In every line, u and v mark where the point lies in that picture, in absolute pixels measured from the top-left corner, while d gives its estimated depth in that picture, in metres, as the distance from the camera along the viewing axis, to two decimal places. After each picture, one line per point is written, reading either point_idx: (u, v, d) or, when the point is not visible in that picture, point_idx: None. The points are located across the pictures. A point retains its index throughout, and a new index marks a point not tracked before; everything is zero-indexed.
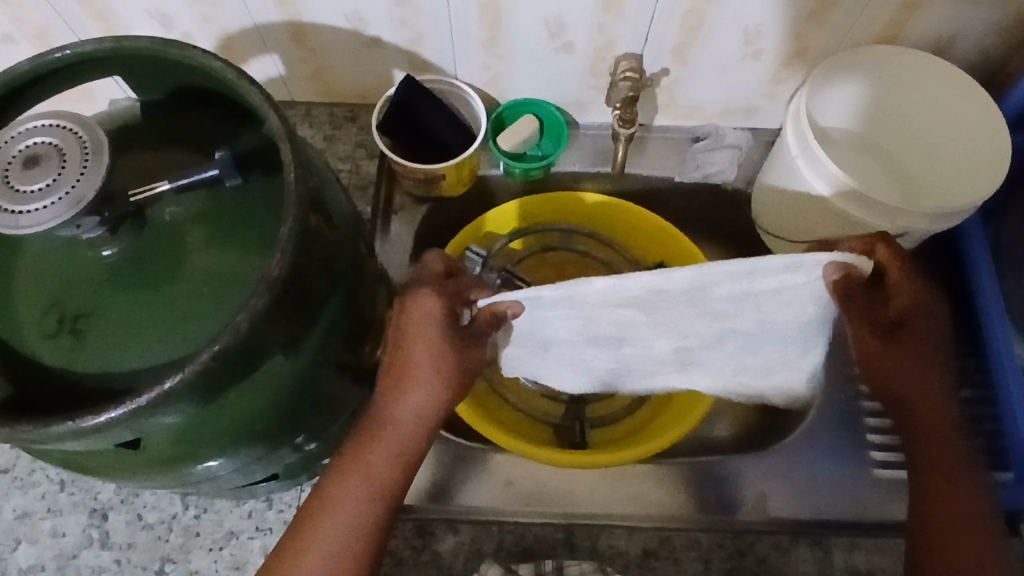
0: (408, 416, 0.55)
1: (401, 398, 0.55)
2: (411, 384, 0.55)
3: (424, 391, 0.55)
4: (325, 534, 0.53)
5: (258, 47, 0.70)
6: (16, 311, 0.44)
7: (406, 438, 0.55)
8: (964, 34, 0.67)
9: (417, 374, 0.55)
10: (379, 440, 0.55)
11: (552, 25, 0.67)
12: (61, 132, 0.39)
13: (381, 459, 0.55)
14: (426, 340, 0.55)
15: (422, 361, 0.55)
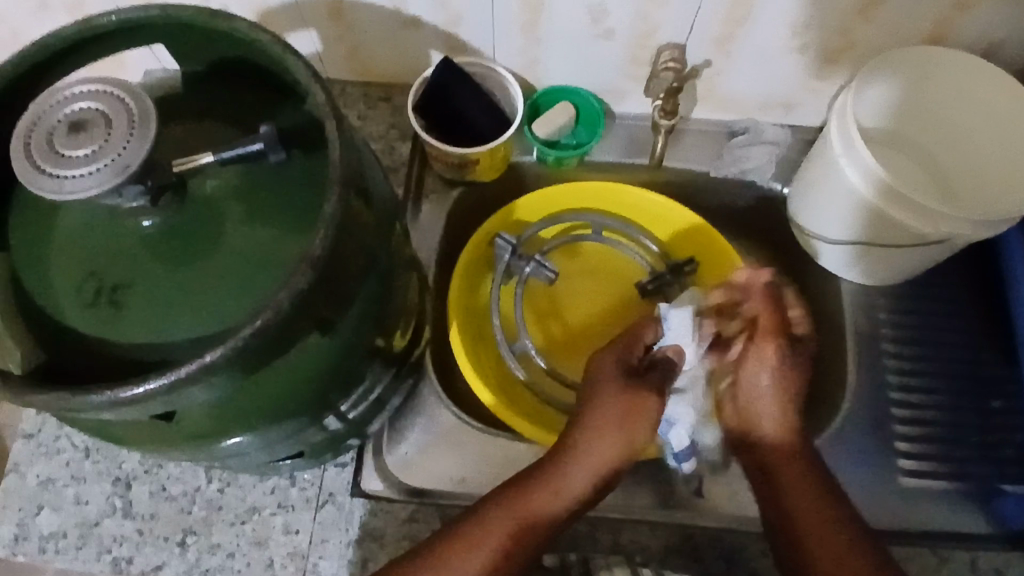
0: (558, 503, 0.57)
1: (565, 482, 0.57)
2: (575, 470, 0.58)
3: (586, 483, 0.58)
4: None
5: (296, 22, 0.69)
6: (53, 277, 0.44)
7: (548, 519, 0.56)
8: (1017, 36, 0.65)
9: (581, 467, 0.58)
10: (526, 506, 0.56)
11: (595, 11, 0.65)
12: (107, 99, 0.38)
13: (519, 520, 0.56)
14: (599, 435, 0.58)
15: (596, 450, 0.58)
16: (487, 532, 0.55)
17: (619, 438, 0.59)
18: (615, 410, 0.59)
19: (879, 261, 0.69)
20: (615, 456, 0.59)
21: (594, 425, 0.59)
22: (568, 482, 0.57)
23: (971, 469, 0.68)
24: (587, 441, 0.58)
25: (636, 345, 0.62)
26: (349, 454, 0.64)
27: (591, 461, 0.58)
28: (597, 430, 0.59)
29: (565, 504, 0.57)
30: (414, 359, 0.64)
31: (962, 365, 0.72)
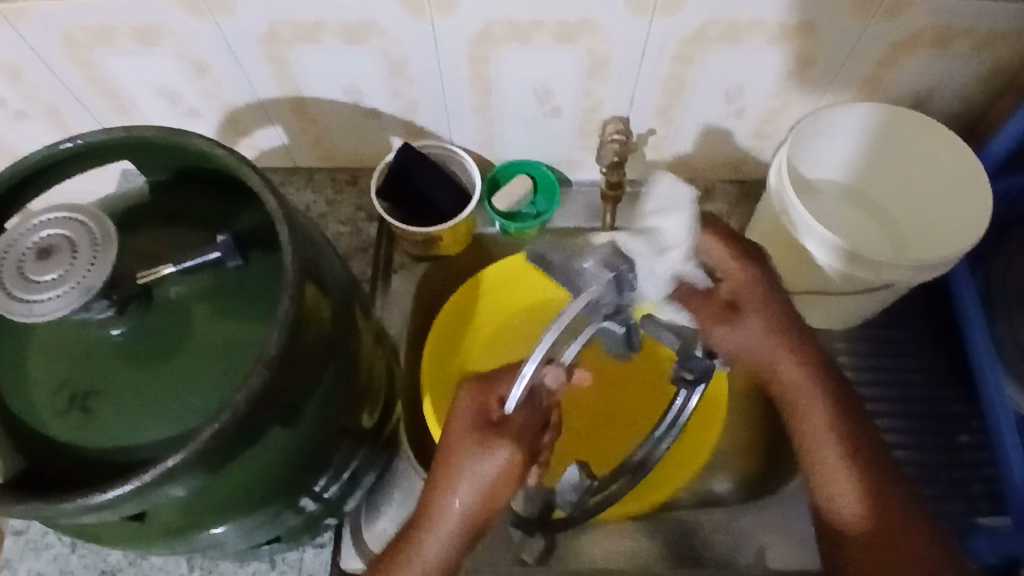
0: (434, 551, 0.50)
1: (450, 496, 0.49)
2: (454, 501, 0.49)
3: (479, 497, 0.49)
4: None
5: (262, 119, 0.74)
6: (28, 389, 0.46)
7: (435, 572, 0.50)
8: (939, 89, 0.69)
9: (459, 508, 0.50)
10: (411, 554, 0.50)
11: (540, 92, 0.70)
12: (72, 225, 0.42)
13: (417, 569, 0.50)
14: (471, 487, 0.49)
15: (464, 487, 0.49)
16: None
17: (489, 482, 0.49)
18: (480, 458, 0.48)
19: (833, 308, 0.72)
20: (492, 494, 0.49)
21: (452, 455, 0.49)
22: (441, 528, 0.50)
23: (944, 506, 0.69)
24: (458, 472, 0.49)
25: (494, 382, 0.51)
26: (328, 534, 0.67)
27: (469, 495, 0.49)
28: (449, 463, 0.49)
29: (441, 548, 0.50)
30: (387, 435, 0.65)
31: (927, 403, 0.73)
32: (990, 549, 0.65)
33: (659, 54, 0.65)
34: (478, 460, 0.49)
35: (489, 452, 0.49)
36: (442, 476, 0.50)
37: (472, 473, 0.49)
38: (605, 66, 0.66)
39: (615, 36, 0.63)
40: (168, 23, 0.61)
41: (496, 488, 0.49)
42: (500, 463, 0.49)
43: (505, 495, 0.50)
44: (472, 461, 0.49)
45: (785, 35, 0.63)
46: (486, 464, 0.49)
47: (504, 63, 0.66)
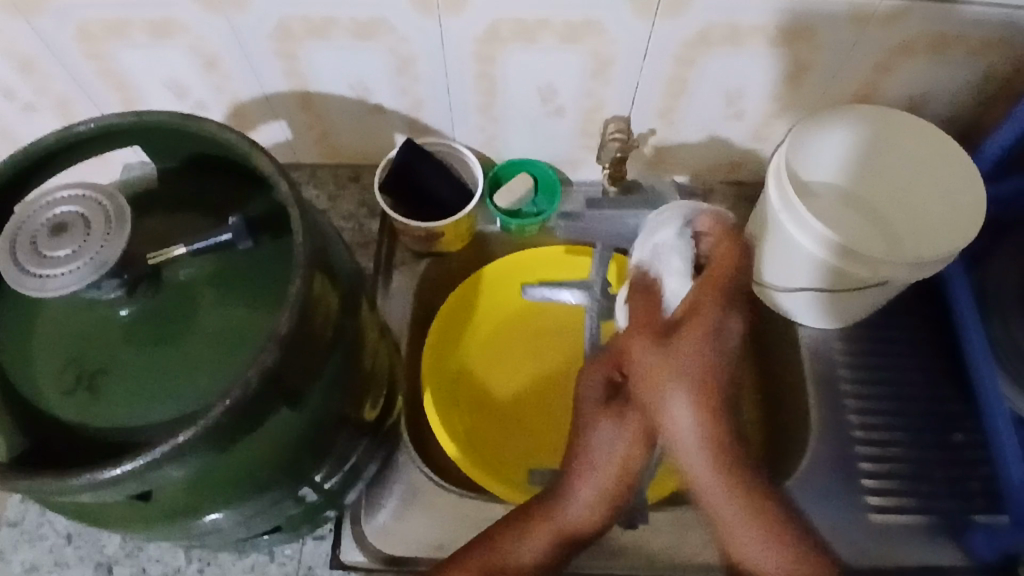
0: (579, 505, 0.60)
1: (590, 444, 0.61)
2: (595, 467, 0.60)
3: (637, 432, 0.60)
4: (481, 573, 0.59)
5: (268, 114, 0.75)
6: (34, 369, 0.46)
7: (573, 529, 0.60)
8: (934, 92, 0.71)
9: (597, 465, 0.60)
10: (563, 505, 0.60)
11: (544, 91, 0.71)
12: (87, 202, 0.43)
13: (567, 521, 0.60)
14: (605, 451, 0.60)
15: (600, 454, 0.60)
16: (536, 532, 0.60)
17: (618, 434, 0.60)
18: (605, 420, 0.61)
19: (831, 306, 0.73)
20: (626, 461, 0.60)
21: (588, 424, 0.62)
22: (590, 479, 0.60)
23: (940, 503, 0.70)
24: (596, 438, 0.61)
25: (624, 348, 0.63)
26: (328, 526, 0.67)
27: (604, 459, 0.60)
28: (590, 427, 0.62)
29: (587, 501, 0.60)
30: (388, 427, 0.65)
31: (922, 402, 0.74)
32: (988, 545, 0.66)
33: (661, 55, 0.66)
34: (611, 422, 0.61)
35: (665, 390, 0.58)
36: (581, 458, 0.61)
37: (678, 425, 0.58)
38: (609, 66, 0.67)
39: (618, 37, 0.64)
40: (179, 16, 0.62)
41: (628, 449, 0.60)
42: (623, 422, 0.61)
43: (637, 463, 0.60)
44: (600, 426, 0.61)
45: (785, 38, 0.64)
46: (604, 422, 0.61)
47: (509, 62, 0.67)
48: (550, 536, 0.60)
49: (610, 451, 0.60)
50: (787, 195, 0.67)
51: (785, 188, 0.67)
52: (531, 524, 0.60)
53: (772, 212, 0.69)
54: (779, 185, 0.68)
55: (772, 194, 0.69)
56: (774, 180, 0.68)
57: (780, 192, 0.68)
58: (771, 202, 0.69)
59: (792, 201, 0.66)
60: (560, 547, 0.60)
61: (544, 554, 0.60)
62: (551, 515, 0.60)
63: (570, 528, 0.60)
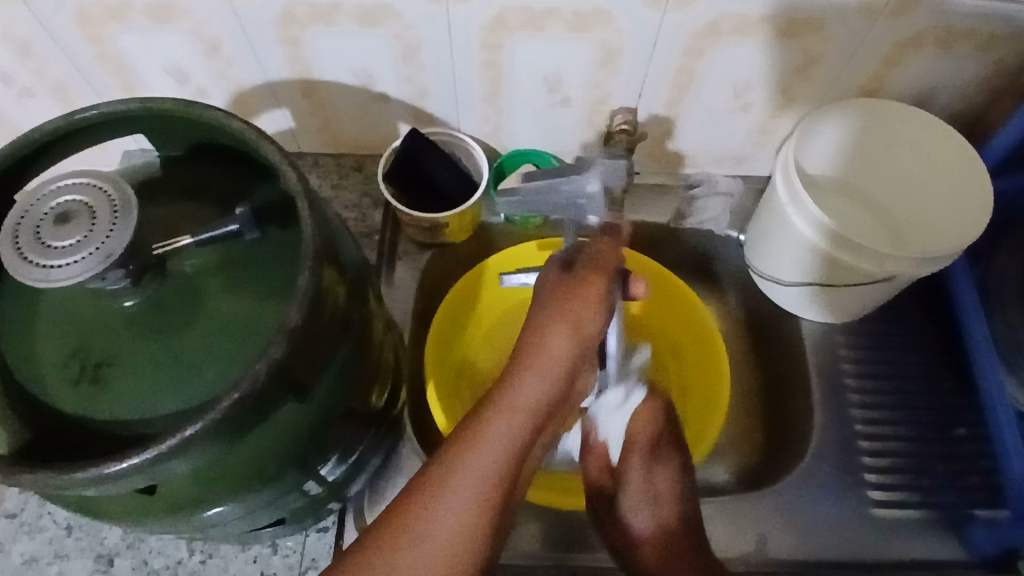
0: (530, 401, 0.49)
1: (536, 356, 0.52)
2: (539, 371, 0.51)
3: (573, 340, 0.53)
4: (457, 498, 0.44)
5: (270, 102, 0.73)
6: (37, 361, 0.45)
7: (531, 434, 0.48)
8: (941, 86, 0.70)
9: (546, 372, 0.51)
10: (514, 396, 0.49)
11: (551, 81, 0.70)
12: (92, 191, 0.42)
13: (520, 416, 0.48)
14: (555, 347, 0.52)
15: (545, 365, 0.51)
16: (486, 428, 0.47)
17: (572, 339, 0.53)
18: (574, 302, 0.56)
19: (835, 300, 0.72)
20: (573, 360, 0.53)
21: (540, 326, 0.54)
22: (536, 378, 0.50)
23: (940, 497, 0.70)
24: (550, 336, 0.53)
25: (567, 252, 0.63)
26: (331, 518, 0.67)
27: (558, 358, 0.52)
28: (537, 333, 0.54)
29: (542, 387, 0.50)
30: (393, 419, 0.65)
31: (924, 397, 0.74)
32: (990, 540, 0.66)
33: (669, 46, 0.65)
34: (570, 300, 0.56)
35: (577, 291, 0.57)
36: (524, 360, 0.52)
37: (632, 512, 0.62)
38: (617, 57, 0.67)
39: (626, 26, 0.63)
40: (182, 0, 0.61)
41: (585, 335, 0.54)
42: (584, 299, 0.56)
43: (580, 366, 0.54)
44: (556, 318, 0.54)
45: (797, 30, 0.64)
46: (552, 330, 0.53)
47: (516, 51, 0.66)
48: (508, 441, 0.47)
49: (548, 381, 0.51)
50: (795, 192, 0.66)
51: (791, 185, 0.67)
52: (478, 430, 0.47)
53: (777, 208, 0.69)
54: (785, 182, 0.68)
55: (777, 189, 0.68)
56: (779, 177, 0.68)
57: (785, 190, 0.68)
58: (776, 200, 0.69)
59: (799, 196, 0.66)
60: (522, 441, 0.47)
61: (485, 482, 0.45)
62: (498, 417, 0.48)
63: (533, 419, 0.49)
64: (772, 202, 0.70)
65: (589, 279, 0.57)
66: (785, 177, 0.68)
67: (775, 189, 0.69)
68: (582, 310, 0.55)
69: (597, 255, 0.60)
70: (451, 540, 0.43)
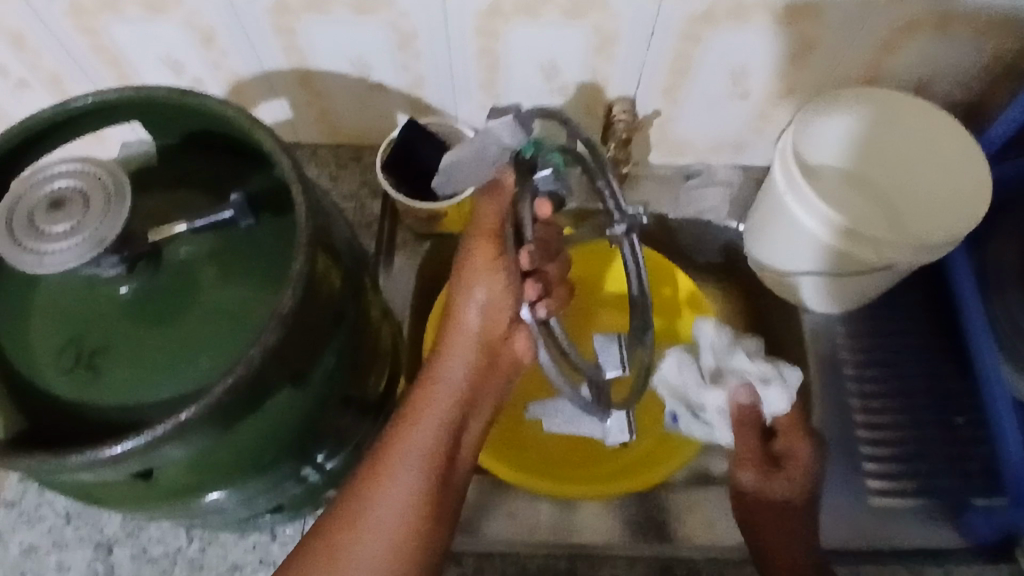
0: (454, 383, 0.53)
1: (455, 342, 0.55)
2: (456, 356, 0.54)
3: (496, 316, 0.55)
4: (401, 473, 0.50)
5: (267, 92, 0.74)
6: (33, 348, 0.46)
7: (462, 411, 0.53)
8: (940, 72, 0.70)
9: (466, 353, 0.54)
10: (439, 379, 0.54)
11: (548, 69, 0.70)
12: (86, 177, 0.42)
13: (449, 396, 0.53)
14: (469, 326, 0.55)
15: (461, 350, 0.55)
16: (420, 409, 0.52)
17: (491, 311, 0.55)
18: (472, 272, 0.55)
19: (833, 289, 0.72)
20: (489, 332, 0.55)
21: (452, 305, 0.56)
22: (455, 364, 0.54)
23: (940, 484, 0.70)
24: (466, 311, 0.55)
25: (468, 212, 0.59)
26: (329, 506, 0.67)
27: (472, 335, 0.55)
28: (455, 312, 0.56)
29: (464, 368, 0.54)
30: (390, 408, 0.65)
31: (924, 384, 0.74)
32: (987, 524, 0.66)
33: (666, 32, 0.65)
34: (471, 268, 0.55)
35: (470, 255, 0.55)
36: (444, 343, 0.56)
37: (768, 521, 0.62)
38: (613, 44, 0.67)
39: (622, 12, 0.63)
40: None
41: (502, 305, 0.55)
42: (480, 262, 0.54)
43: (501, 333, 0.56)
44: (463, 292, 0.55)
45: (794, 17, 0.63)
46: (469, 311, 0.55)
47: (512, 39, 0.66)
48: (434, 427, 0.52)
49: (464, 361, 0.54)
50: (793, 179, 0.66)
51: (788, 173, 0.67)
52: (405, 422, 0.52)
53: (776, 196, 0.69)
54: (783, 170, 0.68)
55: (775, 177, 0.68)
56: (777, 165, 0.68)
57: (784, 178, 0.67)
58: (774, 188, 0.69)
59: (797, 184, 0.66)
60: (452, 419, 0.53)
61: (422, 462, 0.51)
62: (424, 407, 0.52)
63: (460, 398, 0.53)
64: (770, 191, 0.70)
65: (473, 241, 0.55)
66: (784, 164, 0.67)
67: (773, 177, 0.69)
68: (497, 278, 0.54)
69: (481, 214, 0.56)
70: (399, 521, 0.49)
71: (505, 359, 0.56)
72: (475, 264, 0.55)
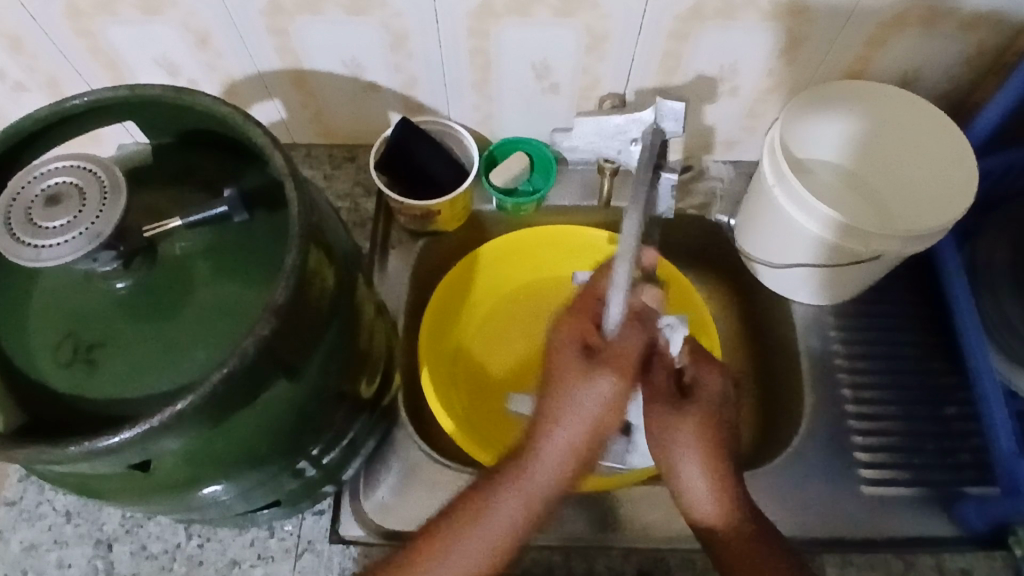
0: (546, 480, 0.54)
1: (549, 434, 0.53)
2: (551, 457, 0.53)
3: (607, 423, 0.53)
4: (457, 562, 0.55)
5: (262, 93, 0.74)
6: (31, 343, 0.46)
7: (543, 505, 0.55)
8: (926, 67, 0.71)
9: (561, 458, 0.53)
10: (521, 483, 0.54)
11: (538, 68, 0.71)
12: (82, 174, 0.43)
13: (525, 498, 0.54)
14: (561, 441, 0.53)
15: (559, 446, 0.53)
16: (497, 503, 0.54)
17: (600, 424, 0.53)
18: (586, 396, 0.52)
19: (825, 281, 0.73)
20: (595, 437, 0.53)
21: (550, 413, 0.53)
22: (550, 468, 0.53)
23: (931, 475, 0.71)
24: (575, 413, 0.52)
25: (586, 320, 0.56)
26: (327, 501, 0.67)
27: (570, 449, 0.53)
28: (546, 419, 0.53)
29: (549, 477, 0.54)
30: (385, 404, 0.65)
31: (914, 376, 0.75)
32: (979, 515, 0.66)
33: (656, 31, 0.66)
34: (587, 391, 0.52)
35: (596, 387, 0.52)
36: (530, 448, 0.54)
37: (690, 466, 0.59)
38: (603, 42, 0.68)
39: (610, 11, 0.64)
40: None
41: (612, 422, 0.53)
42: (608, 396, 0.52)
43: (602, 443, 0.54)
44: (575, 399, 0.52)
45: (780, 13, 0.64)
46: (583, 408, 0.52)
47: (502, 38, 0.67)
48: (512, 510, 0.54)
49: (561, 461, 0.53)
50: (782, 172, 0.67)
51: (775, 166, 0.68)
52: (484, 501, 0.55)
53: (764, 189, 0.69)
54: (773, 161, 0.68)
55: (762, 170, 0.69)
56: (765, 157, 0.69)
57: (772, 170, 0.68)
58: (764, 179, 0.69)
59: (784, 176, 0.66)
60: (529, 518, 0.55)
61: (489, 545, 0.55)
62: (510, 489, 0.54)
63: (539, 499, 0.54)
64: (759, 185, 0.71)
65: (608, 375, 0.52)
66: (771, 157, 0.68)
67: (761, 171, 0.69)
68: (620, 386, 0.52)
69: (620, 340, 0.53)
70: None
71: (589, 462, 0.56)
72: (593, 361, 0.53)
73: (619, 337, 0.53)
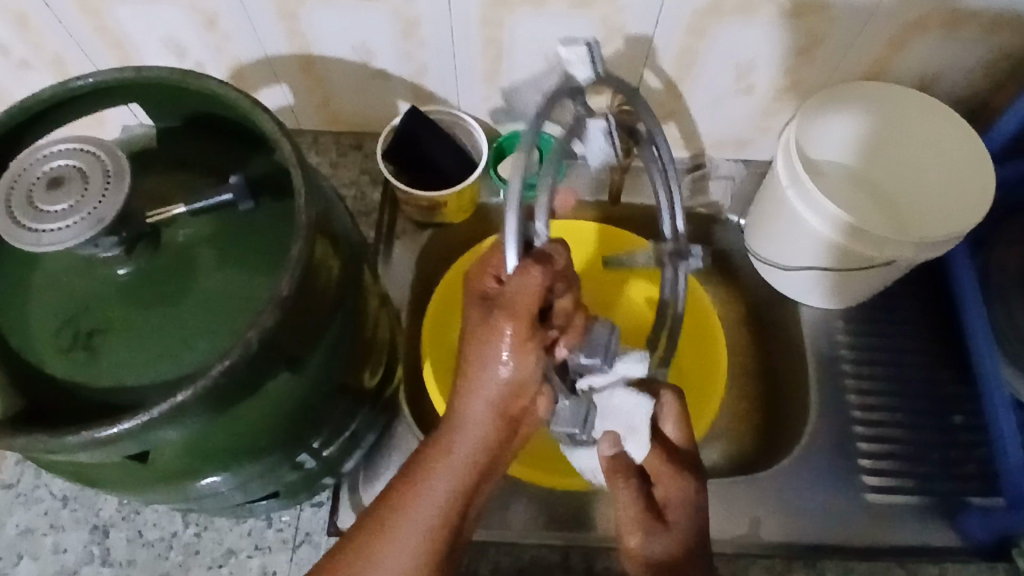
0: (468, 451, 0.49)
1: (468, 396, 0.48)
2: (470, 419, 0.48)
3: (521, 379, 0.48)
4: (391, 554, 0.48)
5: (269, 78, 0.73)
6: (31, 327, 0.46)
7: (474, 478, 0.49)
8: (947, 70, 0.70)
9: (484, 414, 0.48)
10: (445, 458, 0.48)
11: (551, 60, 0.70)
12: (85, 157, 0.42)
13: (453, 470, 0.48)
14: (485, 405, 0.48)
15: (480, 404, 0.48)
16: (426, 478, 0.49)
17: (515, 382, 0.48)
18: (496, 349, 0.47)
19: (835, 285, 0.72)
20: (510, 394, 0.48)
21: (467, 375, 0.48)
22: (468, 434, 0.48)
23: (936, 484, 0.70)
24: (487, 371, 0.47)
25: (495, 261, 0.50)
26: (325, 493, 0.67)
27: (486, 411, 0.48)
28: (466, 387, 0.48)
29: (474, 446, 0.49)
30: (387, 398, 0.65)
31: (921, 384, 0.74)
32: (983, 527, 0.66)
33: (672, 25, 0.65)
34: (490, 346, 0.47)
35: (500, 338, 0.47)
36: (454, 413, 0.49)
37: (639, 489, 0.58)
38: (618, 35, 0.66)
39: (626, 5, 0.63)
40: None
41: (525, 379, 0.48)
42: (510, 344, 0.46)
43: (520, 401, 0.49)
44: (487, 360, 0.47)
45: (799, 11, 0.63)
46: (488, 366, 0.47)
47: (516, 27, 0.66)
48: (445, 489, 0.48)
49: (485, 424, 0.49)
50: (797, 174, 0.66)
51: (790, 167, 0.67)
52: (412, 482, 0.49)
53: (777, 191, 0.68)
54: (788, 163, 0.67)
55: (776, 171, 0.68)
56: (780, 158, 0.68)
57: (786, 172, 0.67)
58: (778, 181, 0.68)
59: (800, 177, 0.65)
60: (459, 493, 0.49)
61: (423, 533, 0.48)
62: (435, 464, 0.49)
63: (470, 474, 0.49)
64: (772, 188, 0.70)
65: (506, 322, 0.46)
66: (786, 158, 0.67)
67: (775, 172, 0.68)
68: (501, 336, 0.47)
69: (517, 287, 0.47)
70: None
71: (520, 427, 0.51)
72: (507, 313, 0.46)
73: (513, 279, 0.47)
